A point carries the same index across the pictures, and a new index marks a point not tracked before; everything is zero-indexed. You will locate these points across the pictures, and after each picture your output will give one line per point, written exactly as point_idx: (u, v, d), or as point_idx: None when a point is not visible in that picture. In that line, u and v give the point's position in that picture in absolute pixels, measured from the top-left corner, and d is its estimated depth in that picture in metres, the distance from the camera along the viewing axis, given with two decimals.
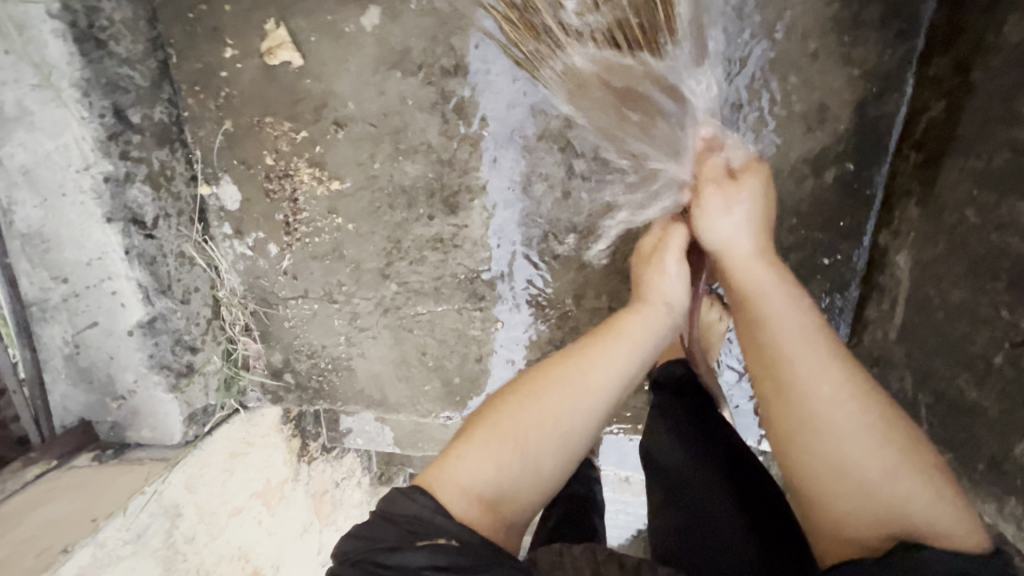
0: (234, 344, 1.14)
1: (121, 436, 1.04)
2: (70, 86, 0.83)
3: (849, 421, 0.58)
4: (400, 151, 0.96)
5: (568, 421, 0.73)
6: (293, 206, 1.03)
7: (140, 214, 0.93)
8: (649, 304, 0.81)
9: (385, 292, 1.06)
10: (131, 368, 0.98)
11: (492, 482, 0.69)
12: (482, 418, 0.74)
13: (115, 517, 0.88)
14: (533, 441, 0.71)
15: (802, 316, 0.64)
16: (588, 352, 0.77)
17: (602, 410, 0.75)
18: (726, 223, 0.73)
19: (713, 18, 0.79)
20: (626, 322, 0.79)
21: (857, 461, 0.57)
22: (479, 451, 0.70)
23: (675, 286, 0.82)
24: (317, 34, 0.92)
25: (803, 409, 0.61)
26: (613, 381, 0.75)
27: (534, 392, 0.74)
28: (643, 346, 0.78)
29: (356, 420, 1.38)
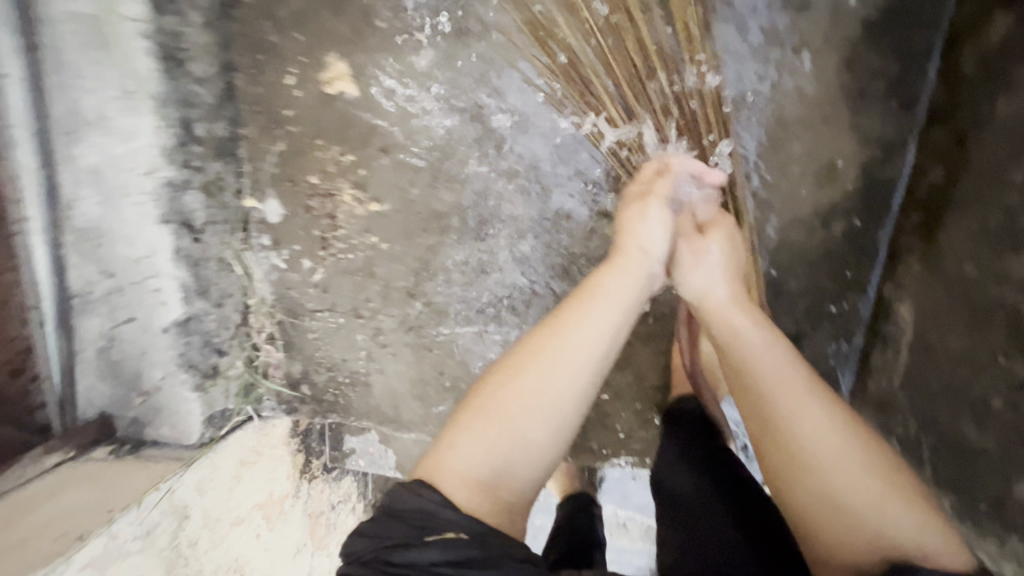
0: (257, 351, 1.17)
1: (139, 432, 1.06)
2: (150, 99, 0.92)
3: (838, 461, 0.62)
4: (439, 179, 1.03)
5: (553, 388, 0.69)
6: (332, 223, 1.09)
7: (191, 218, 0.99)
8: (627, 256, 0.77)
9: (409, 310, 1.11)
10: (160, 365, 1.01)
11: (486, 466, 0.67)
12: (469, 401, 0.71)
13: (129, 510, 0.89)
14: (520, 416, 0.68)
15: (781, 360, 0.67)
16: (564, 316, 0.72)
17: (590, 368, 0.70)
18: (700, 274, 0.77)
19: (733, 83, 0.89)
20: (605, 280, 0.75)
21: (850, 499, 0.61)
22: (470, 438, 0.68)
23: (655, 233, 0.78)
24: (373, 70, 1.01)
25: (792, 454, 0.64)
26: (597, 337, 0.70)
27: (516, 366, 0.70)
28: (626, 299, 0.74)
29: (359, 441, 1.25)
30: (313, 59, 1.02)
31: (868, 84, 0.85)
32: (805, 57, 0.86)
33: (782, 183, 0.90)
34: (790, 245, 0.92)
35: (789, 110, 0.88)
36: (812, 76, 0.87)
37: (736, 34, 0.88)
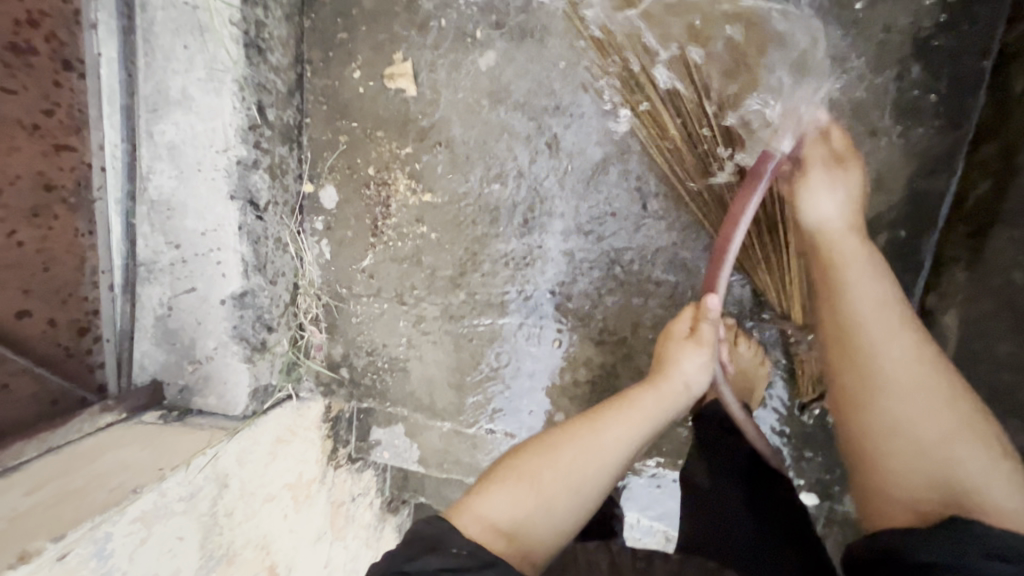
0: (301, 331, 1.21)
1: (187, 401, 1.09)
2: (232, 80, 0.96)
3: (914, 392, 0.68)
4: (492, 174, 1.08)
5: (583, 471, 0.78)
6: (384, 211, 1.14)
7: (257, 197, 1.04)
8: (668, 383, 0.88)
9: (452, 299, 1.14)
10: (214, 335, 1.06)
11: (508, 515, 0.72)
12: (505, 465, 0.80)
13: (178, 470, 0.92)
14: (551, 486, 0.76)
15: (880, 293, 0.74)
16: (602, 418, 0.84)
17: (613, 471, 0.80)
18: (827, 201, 0.81)
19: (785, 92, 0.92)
20: (642, 398, 0.87)
21: (918, 430, 0.67)
22: (500, 488, 0.75)
23: (696, 369, 0.89)
24: (437, 68, 1.07)
25: (872, 374, 0.71)
26: (624, 447, 0.82)
27: (555, 447, 0.80)
28: (652, 422, 0.85)
29: (386, 433, 1.30)
30: (381, 55, 1.08)
31: (919, 99, 0.88)
32: (857, 72, 0.90)
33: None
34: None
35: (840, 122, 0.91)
36: (865, 90, 0.90)
37: (793, 48, 0.92)
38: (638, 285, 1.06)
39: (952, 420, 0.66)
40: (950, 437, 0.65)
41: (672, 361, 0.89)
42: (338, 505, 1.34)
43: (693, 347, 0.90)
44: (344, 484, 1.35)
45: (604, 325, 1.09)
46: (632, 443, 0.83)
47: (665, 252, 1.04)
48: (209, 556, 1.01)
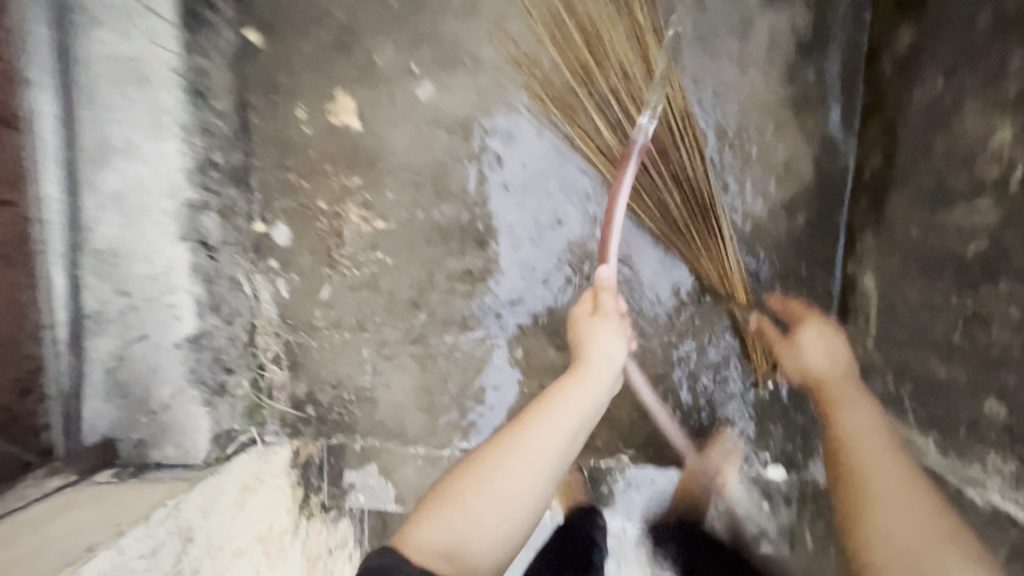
0: (262, 371, 1.18)
1: (144, 455, 1.04)
2: (177, 126, 1.01)
3: (899, 502, 0.65)
4: (441, 195, 1.12)
5: (513, 478, 0.77)
6: (338, 241, 1.16)
7: (207, 238, 1.06)
8: (588, 365, 0.89)
9: (414, 321, 1.16)
10: (170, 382, 1.04)
11: (444, 537, 0.72)
12: (440, 488, 0.79)
13: (137, 525, 0.87)
14: (479, 499, 0.75)
15: (871, 420, 0.76)
16: (527, 419, 0.82)
17: (549, 468, 0.79)
18: (814, 348, 0.89)
19: (696, 95, 1.03)
20: (565, 387, 0.86)
21: (903, 539, 0.62)
22: (436, 513, 0.75)
23: (610, 342, 0.92)
24: (378, 103, 1.12)
25: (861, 483, 0.69)
26: (554, 441, 0.80)
27: (485, 461, 0.78)
28: (579, 409, 0.83)
29: (360, 474, 1.25)
30: (322, 94, 1.13)
31: (809, 93, 1.00)
32: (754, 74, 1.01)
33: (745, 182, 1.03)
34: (759, 235, 1.03)
35: (747, 118, 1.02)
36: (763, 89, 1.01)
37: (697, 56, 1.02)
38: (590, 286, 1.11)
39: (938, 529, 0.62)
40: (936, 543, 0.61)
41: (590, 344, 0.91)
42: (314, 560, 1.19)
43: (601, 319, 0.95)
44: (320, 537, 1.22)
45: (563, 328, 1.13)
46: (563, 434, 0.81)
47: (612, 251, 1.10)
48: None
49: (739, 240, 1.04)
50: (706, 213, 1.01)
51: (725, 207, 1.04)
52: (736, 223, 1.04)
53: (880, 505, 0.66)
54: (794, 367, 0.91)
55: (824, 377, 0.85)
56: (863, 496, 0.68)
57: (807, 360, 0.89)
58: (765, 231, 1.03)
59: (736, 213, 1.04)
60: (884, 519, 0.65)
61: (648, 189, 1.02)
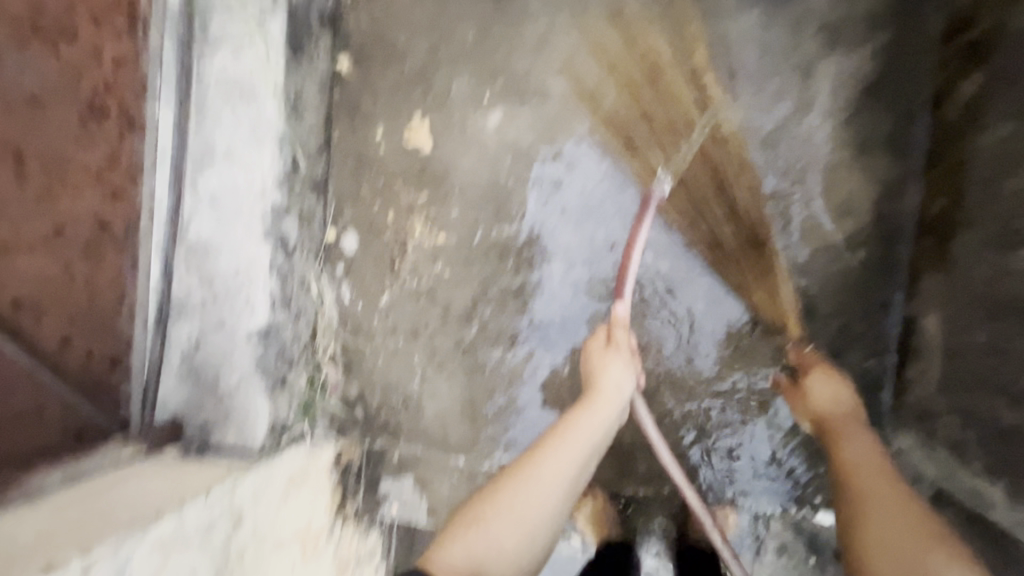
0: (319, 370, 1.24)
1: (206, 437, 1.11)
2: (274, 134, 1.10)
3: (889, 513, 0.77)
4: (501, 214, 1.19)
5: (528, 502, 0.81)
6: (402, 251, 1.23)
7: (287, 238, 1.14)
8: (600, 397, 0.94)
9: (466, 332, 1.20)
10: (239, 369, 1.10)
11: (464, 556, 0.75)
12: (459, 514, 0.82)
13: (198, 498, 0.93)
14: (497, 524, 0.78)
15: (867, 450, 0.87)
16: (542, 448, 0.87)
17: (562, 494, 0.84)
18: (822, 384, 0.98)
19: (756, 132, 1.06)
20: (577, 418, 0.91)
21: (893, 540, 0.74)
22: (456, 536, 0.78)
23: (620, 375, 0.97)
24: (449, 127, 1.21)
25: (858, 503, 0.81)
26: (567, 466, 0.85)
27: (502, 487, 0.83)
28: (590, 438, 0.89)
29: (395, 484, 1.32)
30: (400, 117, 1.23)
31: (871, 136, 1.02)
32: (815, 116, 1.04)
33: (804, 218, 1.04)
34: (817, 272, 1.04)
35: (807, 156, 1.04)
36: (825, 130, 1.04)
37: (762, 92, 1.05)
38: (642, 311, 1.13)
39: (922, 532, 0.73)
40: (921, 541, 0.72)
41: (600, 379, 0.96)
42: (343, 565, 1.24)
43: (612, 354, 1.00)
44: (351, 541, 1.28)
45: None
46: (577, 459, 0.86)
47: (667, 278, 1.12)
48: None
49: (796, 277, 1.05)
50: (761, 249, 1.04)
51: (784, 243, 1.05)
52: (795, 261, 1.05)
53: (874, 516, 0.78)
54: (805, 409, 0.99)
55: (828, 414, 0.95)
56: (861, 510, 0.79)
57: (821, 400, 0.97)
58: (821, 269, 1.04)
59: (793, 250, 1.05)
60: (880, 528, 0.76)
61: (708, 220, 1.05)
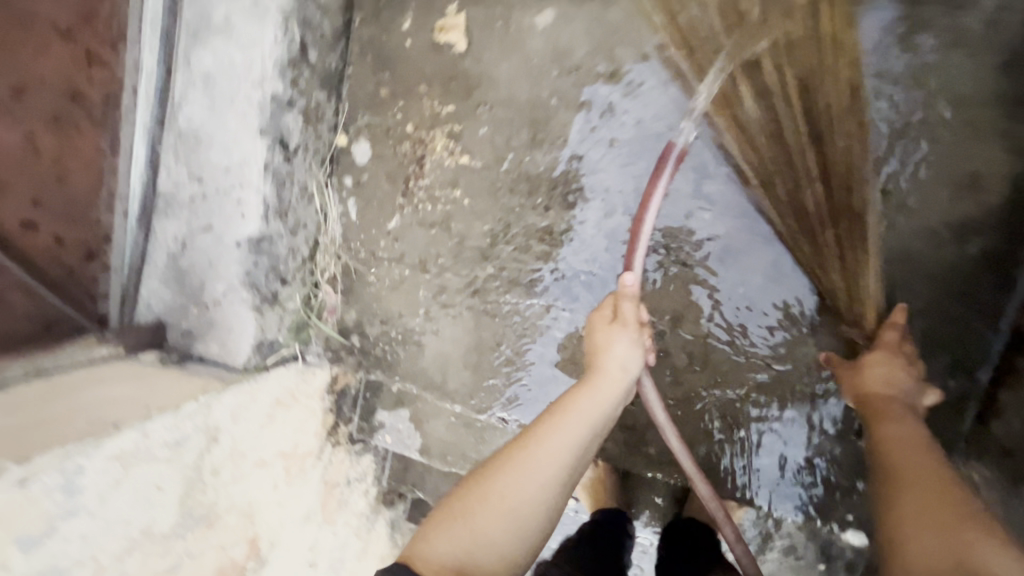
0: (316, 290, 1.14)
1: (189, 346, 1.03)
2: (278, 9, 0.91)
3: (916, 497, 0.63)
4: (537, 140, 1.00)
5: (522, 493, 0.68)
6: (418, 170, 1.07)
7: (287, 138, 0.99)
8: (603, 375, 0.80)
9: (479, 272, 1.06)
10: (225, 279, 1.00)
11: (449, 557, 0.63)
12: (443, 505, 0.70)
13: (166, 413, 0.86)
14: (486, 519, 0.66)
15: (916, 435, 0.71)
16: (537, 432, 0.73)
17: (563, 483, 0.70)
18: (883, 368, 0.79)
19: (873, 72, 0.83)
20: (578, 399, 0.77)
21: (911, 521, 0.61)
22: (439, 532, 0.65)
23: (627, 352, 0.82)
24: (490, 25, 1.00)
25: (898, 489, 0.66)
26: (568, 453, 0.71)
27: (491, 478, 0.69)
28: (594, 421, 0.75)
29: (392, 415, 1.22)
30: (433, 7, 1.03)
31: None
32: (956, 57, 0.80)
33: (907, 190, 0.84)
34: (909, 260, 0.85)
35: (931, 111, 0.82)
36: (964, 79, 0.80)
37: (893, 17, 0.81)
38: (684, 276, 0.96)
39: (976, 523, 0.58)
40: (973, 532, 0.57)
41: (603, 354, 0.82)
42: (332, 486, 1.28)
43: (617, 332, 0.84)
44: (342, 466, 1.32)
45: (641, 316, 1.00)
46: (579, 443, 0.72)
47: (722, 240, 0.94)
48: (188, 513, 0.94)
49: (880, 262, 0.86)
50: (846, 223, 0.85)
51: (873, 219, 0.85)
52: (883, 243, 0.86)
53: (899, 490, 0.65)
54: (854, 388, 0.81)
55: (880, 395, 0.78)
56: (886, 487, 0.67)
57: (879, 381, 0.78)
58: (915, 259, 0.85)
59: (885, 228, 0.86)
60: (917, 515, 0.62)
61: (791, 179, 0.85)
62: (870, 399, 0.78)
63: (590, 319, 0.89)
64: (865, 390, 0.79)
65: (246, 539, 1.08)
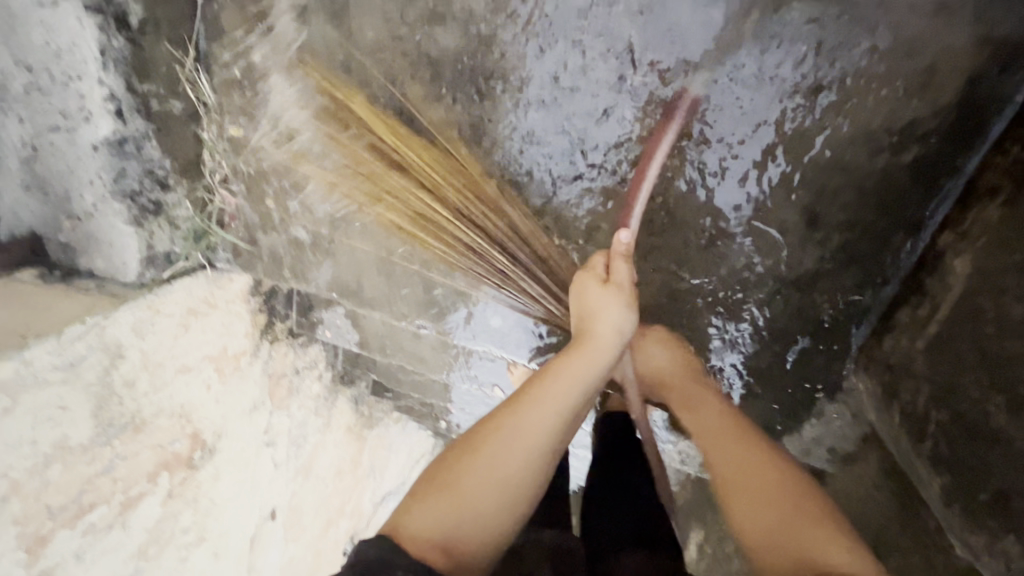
0: (210, 194, 1.04)
1: (74, 260, 0.97)
2: None
3: (757, 496, 0.66)
4: (435, 17, 0.85)
5: (509, 463, 0.70)
6: (303, 52, 0.91)
7: (124, 12, 0.82)
8: (597, 337, 0.81)
9: (384, 174, 0.96)
10: (90, 188, 0.89)
11: (436, 528, 0.65)
12: (432, 470, 0.72)
13: (46, 339, 0.84)
14: (472, 486, 0.68)
15: (721, 411, 0.79)
16: (524, 398, 0.75)
17: (544, 451, 0.73)
18: (657, 354, 0.88)
19: None
20: (570, 361, 0.79)
21: (772, 525, 0.63)
22: (430, 503, 0.67)
23: (622, 314, 0.83)
24: None
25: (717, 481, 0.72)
26: (554, 419, 0.74)
27: (482, 449, 0.71)
28: (584, 383, 0.77)
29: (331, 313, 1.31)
30: None
31: None
32: None
33: (838, 89, 0.76)
34: (884, 182, 0.78)
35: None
36: None
37: None
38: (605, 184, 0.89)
39: (800, 516, 0.62)
40: (800, 530, 0.61)
41: (597, 318, 0.82)
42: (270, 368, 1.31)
43: (613, 295, 0.84)
44: (285, 358, 1.52)
45: (555, 225, 0.94)
46: (567, 407, 0.75)
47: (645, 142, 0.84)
48: (108, 424, 0.94)
49: (826, 181, 0.80)
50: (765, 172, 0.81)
51: (793, 131, 0.79)
52: (803, 168, 0.80)
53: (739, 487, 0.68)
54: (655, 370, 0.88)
55: (665, 373, 0.87)
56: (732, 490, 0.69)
57: (660, 364, 0.87)
58: (848, 184, 0.80)
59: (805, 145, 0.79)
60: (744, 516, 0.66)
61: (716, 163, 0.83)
62: (667, 385, 0.86)
63: (579, 278, 0.88)
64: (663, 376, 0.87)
65: (186, 435, 1.19)
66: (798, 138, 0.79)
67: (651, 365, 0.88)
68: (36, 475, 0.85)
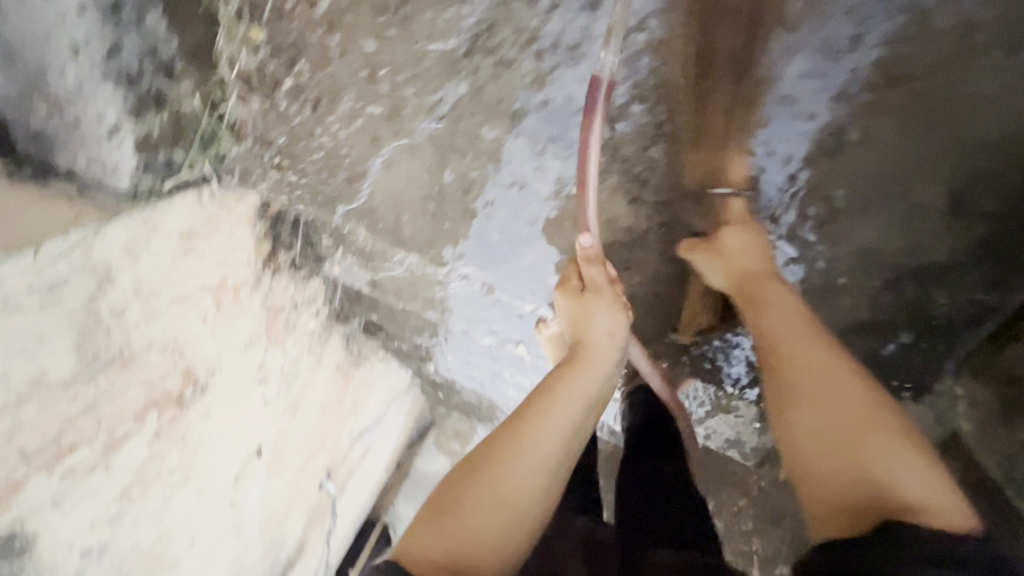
0: (223, 88, 0.87)
1: (47, 157, 0.76)
2: None
3: (819, 411, 0.67)
4: None
5: (513, 487, 0.71)
6: None
7: None
8: (591, 350, 0.83)
9: (449, 91, 0.81)
10: (72, 62, 0.69)
11: (445, 551, 0.66)
12: (438, 494, 0.73)
13: (19, 257, 0.66)
14: (478, 506, 0.69)
15: (789, 316, 0.74)
16: (525, 415, 0.76)
17: (549, 469, 0.74)
18: (731, 258, 0.78)
19: None
20: (568, 377, 0.80)
21: (829, 433, 0.66)
22: (436, 529, 0.68)
23: (610, 319, 0.84)
24: None
25: (782, 378, 0.71)
26: (558, 435, 0.75)
27: (488, 474, 0.72)
28: (583, 400, 0.79)
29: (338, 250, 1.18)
30: None
31: None
32: None
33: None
34: None
35: None
36: None
37: None
38: (726, 133, 0.74)
39: (888, 444, 0.63)
40: (861, 451, 0.63)
41: (585, 329, 0.84)
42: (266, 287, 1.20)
43: (595, 301, 0.84)
44: (285, 292, 1.39)
45: (647, 176, 0.79)
46: (567, 428, 0.76)
47: (780, 86, 0.71)
48: (93, 359, 0.81)
49: (980, 153, 0.69)
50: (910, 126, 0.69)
51: (963, 83, 0.67)
52: (961, 131, 0.68)
53: (802, 402, 0.69)
54: (723, 268, 0.79)
55: (746, 272, 0.77)
56: (811, 402, 0.68)
57: (749, 254, 0.78)
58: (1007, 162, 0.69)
59: (970, 104, 0.67)
60: (818, 448, 0.66)
61: (869, 107, 0.69)
62: (744, 279, 0.78)
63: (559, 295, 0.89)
64: (739, 277, 0.78)
65: (178, 371, 1.06)
66: (966, 93, 0.67)
67: (740, 261, 0.78)
68: (7, 415, 0.72)
